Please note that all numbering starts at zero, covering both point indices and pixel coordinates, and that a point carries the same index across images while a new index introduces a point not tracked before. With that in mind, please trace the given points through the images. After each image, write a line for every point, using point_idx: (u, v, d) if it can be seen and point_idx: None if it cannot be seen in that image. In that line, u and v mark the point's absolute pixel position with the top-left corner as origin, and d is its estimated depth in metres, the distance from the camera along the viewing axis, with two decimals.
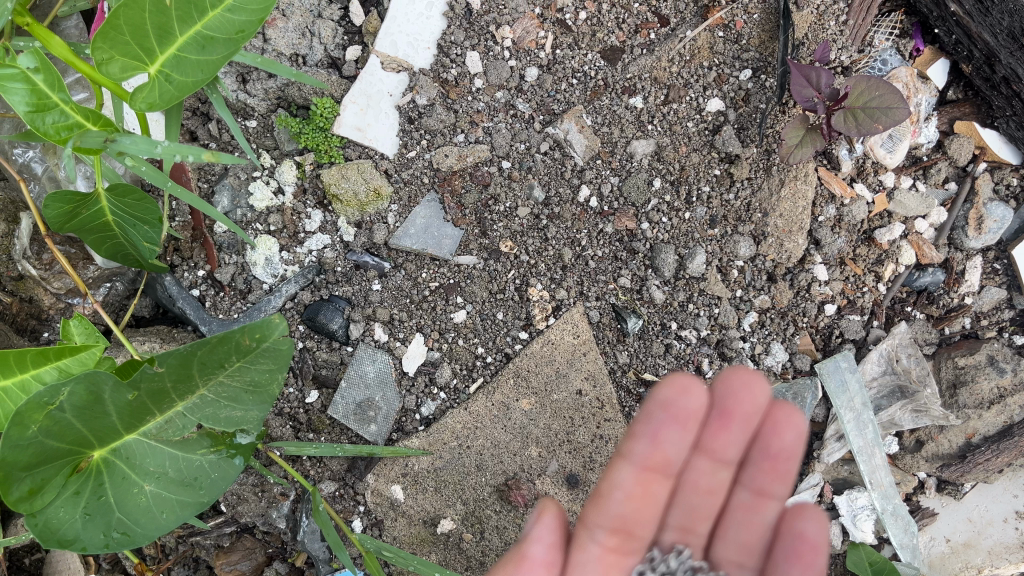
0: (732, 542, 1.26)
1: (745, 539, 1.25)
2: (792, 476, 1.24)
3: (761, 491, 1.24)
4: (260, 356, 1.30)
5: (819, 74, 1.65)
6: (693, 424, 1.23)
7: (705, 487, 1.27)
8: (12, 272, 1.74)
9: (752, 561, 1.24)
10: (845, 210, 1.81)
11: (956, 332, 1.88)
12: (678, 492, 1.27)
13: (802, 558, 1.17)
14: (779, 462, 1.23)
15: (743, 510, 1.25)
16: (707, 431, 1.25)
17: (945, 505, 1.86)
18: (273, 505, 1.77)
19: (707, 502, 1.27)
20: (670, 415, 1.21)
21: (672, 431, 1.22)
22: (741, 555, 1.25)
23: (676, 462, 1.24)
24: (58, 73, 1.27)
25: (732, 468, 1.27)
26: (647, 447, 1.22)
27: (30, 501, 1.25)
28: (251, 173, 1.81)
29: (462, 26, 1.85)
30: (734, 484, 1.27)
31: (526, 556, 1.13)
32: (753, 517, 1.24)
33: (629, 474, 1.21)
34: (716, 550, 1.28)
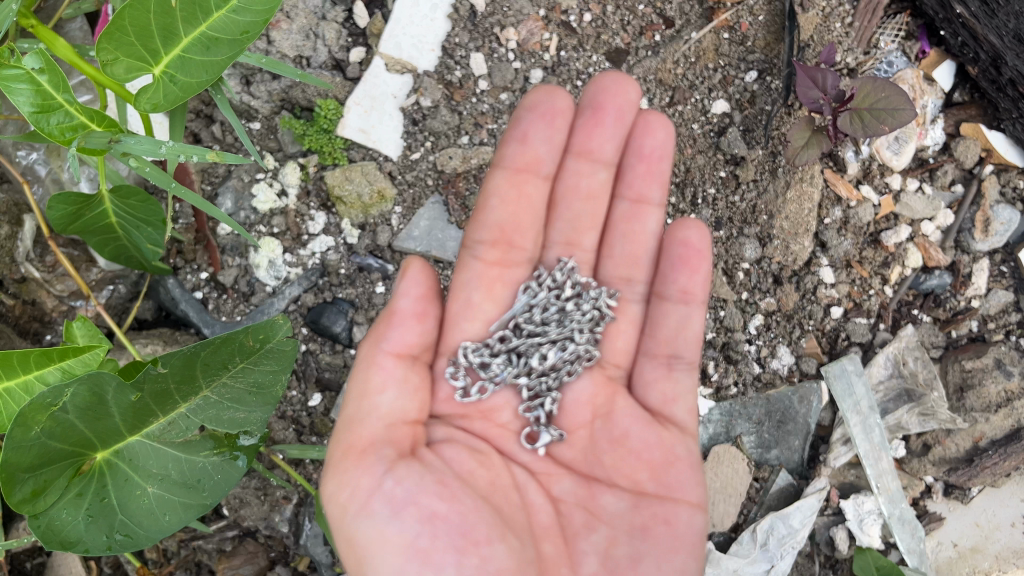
0: (619, 257, 1.47)
1: (632, 251, 1.46)
2: (666, 180, 1.47)
3: (639, 199, 1.46)
4: (265, 356, 1.36)
5: (824, 75, 1.64)
6: (564, 118, 1.43)
7: (587, 193, 1.46)
8: (15, 275, 1.73)
9: (641, 274, 1.45)
10: (852, 212, 1.81)
11: (963, 335, 1.86)
12: (563, 193, 1.46)
13: (688, 262, 1.38)
14: (652, 160, 1.45)
15: (625, 220, 1.46)
16: (583, 129, 1.45)
17: (952, 510, 1.82)
18: (276, 509, 1.75)
19: (589, 207, 1.47)
20: (537, 114, 1.41)
21: (540, 129, 1.41)
22: (630, 267, 1.46)
23: (548, 164, 1.42)
24: (62, 74, 1.24)
25: (610, 168, 1.47)
26: (517, 149, 1.40)
27: (33, 503, 1.25)
28: (254, 176, 1.80)
29: (466, 28, 1.85)
30: (614, 198, 1.47)
31: (395, 309, 1.21)
32: (630, 219, 1.46)
33: (503, 176, 1.39)
34: (604, 268, 1.48)
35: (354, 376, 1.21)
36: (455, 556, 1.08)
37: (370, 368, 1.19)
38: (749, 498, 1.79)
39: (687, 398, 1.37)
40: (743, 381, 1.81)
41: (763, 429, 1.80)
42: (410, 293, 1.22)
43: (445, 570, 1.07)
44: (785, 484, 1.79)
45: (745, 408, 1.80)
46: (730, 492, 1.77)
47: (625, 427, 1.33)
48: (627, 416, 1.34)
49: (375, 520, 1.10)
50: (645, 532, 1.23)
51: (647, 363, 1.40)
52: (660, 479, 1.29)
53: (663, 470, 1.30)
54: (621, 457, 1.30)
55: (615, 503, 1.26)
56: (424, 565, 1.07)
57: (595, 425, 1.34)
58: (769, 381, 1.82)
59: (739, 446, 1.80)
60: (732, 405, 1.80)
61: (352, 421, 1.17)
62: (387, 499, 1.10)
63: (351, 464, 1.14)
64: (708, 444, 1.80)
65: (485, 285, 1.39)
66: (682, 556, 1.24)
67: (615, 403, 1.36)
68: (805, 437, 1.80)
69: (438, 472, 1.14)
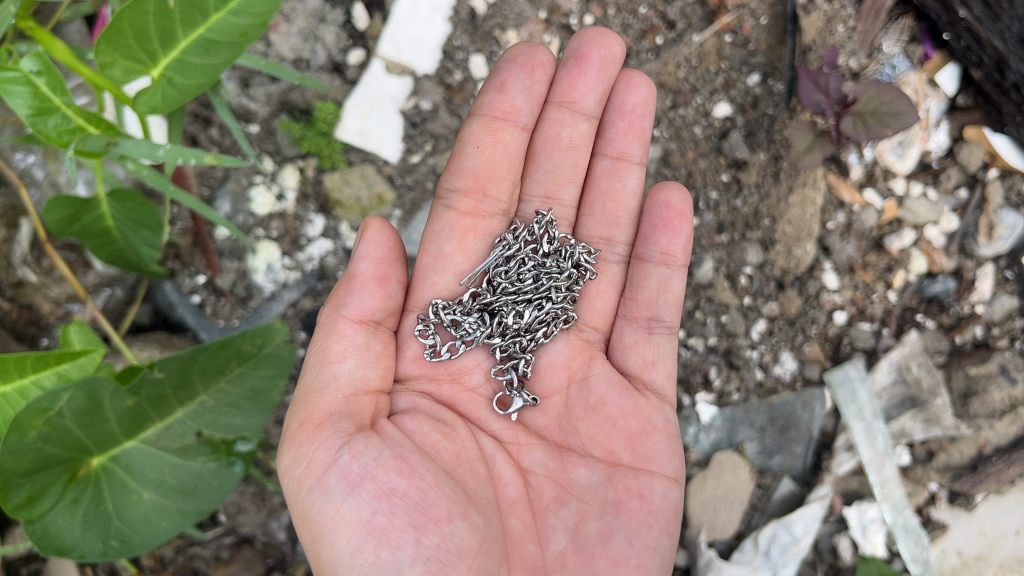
0: (601, 216, 1.54)
1: (613, 211, 1.54)
2: (645, 137, 1.55)
3: (621, 157, 1.54)
4: (262, 361, 1.37)
5: (827, 79, 1.63)
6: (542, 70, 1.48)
7: (569, 143, 1.52)
8: (11, 278, 1.71)
9: (621, 234, 1.53)
10: (855, 216, 1.80)
11: (967, 341, 1.82)
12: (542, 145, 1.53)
13: (670, 223, 1.45)
14: (634, 118, 1.53)
15: (607, 177, 1.54)
16: (566, 80, 1.50)
17: (957, 517, 1.79)
18: (273, 515, 1.75)
19: (569, 160, 1.53)
20: (518, 64, 1.45)
21: (518, 79, 1.45)
22: (611, 228, 1.54)
23: (526, 115, 1.47)
24: (60, 77, 1.22)
25: (592, 121, 1.53)
26: (495, 97, 1.45)
27: (28, 508, 1.22)
28: (251, 178, 1.78)
29: (467, 31, 1.83)
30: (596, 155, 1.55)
31: (355, 273, 1.21)
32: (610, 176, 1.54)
33: (481, 123, 1.43)
34: (586, 226, 1.55)
35: (314, 347, 1.21)
36: (415, 532, 1.06)
37: (330, 338, 1.19)
38: (751, 506, 1.77)
39: (664, 362, 1.43)
40: (745, 388, 1.81)
41: (766, 435, 1.78)
42: (369, 259, 1.22)
43: (404, 548, 1.06)
44: (788, 492, 1.76)
45: (748, 414, 1.80)
46: (732, 499, 1.75)
47: (600, 392, 1.36)
48: (603, 381, 1.37)
49: (332, 497, 1.08)
50: (616, 506, 1.24)
51: (626, 328, 1.46)
52: (635, 447, 1.31)
53: (638, 440, 1.31)
54: (595, 424, 1.33)
55: (588, 474, 1.28)
56: (383, 543, 1.06)
57: (570, 391, 1.38)
58: (771, 387, 1.81)
59: (742, 451, 1.78)
60: (733, 412, 1.80)
61: (312, 391, 1.16)
62: (343, 475, 1.08)
63: (309, 439, 1.12)
64: (710, 451, 1.79)
65: (459, 234, 1.43)
66: (656, 530, 1.24)
67: (591, 369, 1.40)
68: (808, 443, 1.78)
69: (399, 446, 1.13)
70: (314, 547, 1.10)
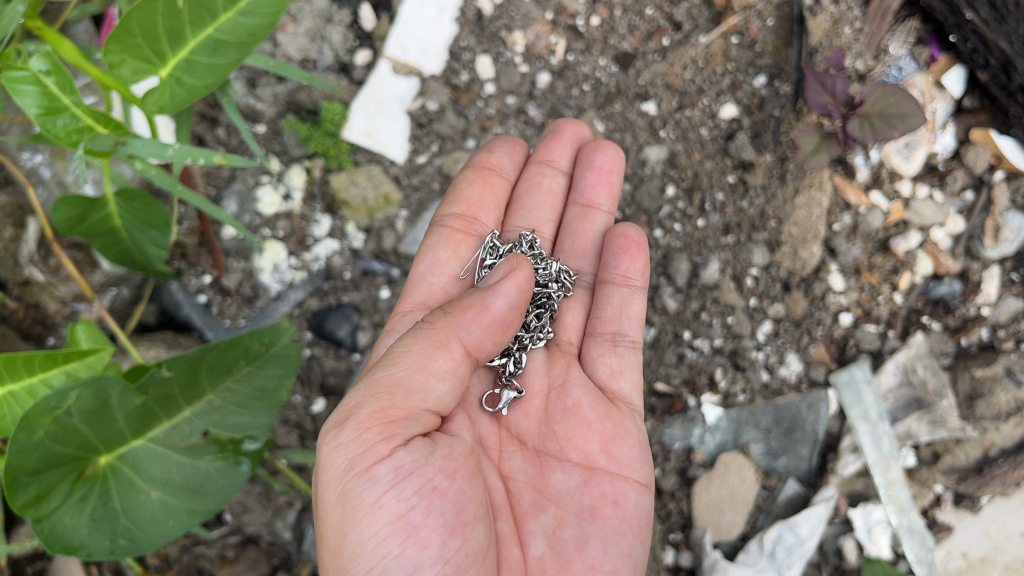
0: (571, 251, 1.62)
1: (581, 247, 1.61)
2: (615, 192, 1.63)
3: (590, 204, 1.62)
4: (269, 360, 1.38)
5: (834, 81, 1.62)
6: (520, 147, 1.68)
7: (549, 189, 1.65)
8: (18, 277, 1.71)
9: (588, 266, 1.59)
10: (861, 218, 1.80)
11: (972, 343, 1.81)
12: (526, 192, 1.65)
13: (628, 251, 1.50)
14: (603, 174, 1.63)
15: (578, 221, 1.63)
16: (545, 145, 1.67)
17: (962, 519, 1.79)
18: (279, 515, 1.75)
19: (546, 206, 1.65)
20: (503, 137, 1.67)
21: (501, 144, 1.65)
22: (579, 261, 1.60)
23: (509, 171, 1.64)
24: (69, 76, 1.22)
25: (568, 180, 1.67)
26: (482, 154, 1.64)
27: (36, 507, 1.22)
28: (258, 178, 1.78)
29: (473, 32, 1.84)
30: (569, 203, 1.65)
31: (488, 309, 1.22)
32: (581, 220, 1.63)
33: (471, 172, 1.60)
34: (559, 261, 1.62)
35: (409, 347, 1.16)
36: (444, 534, 1.05)
37: (438, 352, 1.16)
38: (757, 507, 1.76)
39: (631, 372, 1.45)
40: (750, 389, 1.81)
41: (771, 436, 1.78)
42: (509, 294, 1.24)
43: (429, 547, 1.03)
44: (793, 493, 1.76)
45: (753, 415, 1.80)
46: (738, 501, 1.75)
47: (576, 396, 1.38)
48: (579, 385, 1.39)
49: (377, 485, 1.04)
50: (592, 512, 1.24)
51: (595, 341, 1.49)
52: (610, 452, 1.31)
53: (613, 445, 1.32)
54: (572, 427, 1.34)
55: (565, 480, 1.28)
56: (413, 541, 1.03)
57: (549, 396, 1.40)
58: (777, 389, 1.81)
59: (748, 453, 1.78)
60: (739, 413, 1.80)
61: (400, 386, 1.12)
62: (394, 466, 1.05)
63: (366, 426, 1.07)
64: (716, 452, 1.80)
65: (452, 244, 1.53)
66: (630, 536, 1.25)
67: (569, 374, 1.42)
68: (813, 445, 1.78)
69: (445, 450, 1.13)
70: (338, 530, 1.05)
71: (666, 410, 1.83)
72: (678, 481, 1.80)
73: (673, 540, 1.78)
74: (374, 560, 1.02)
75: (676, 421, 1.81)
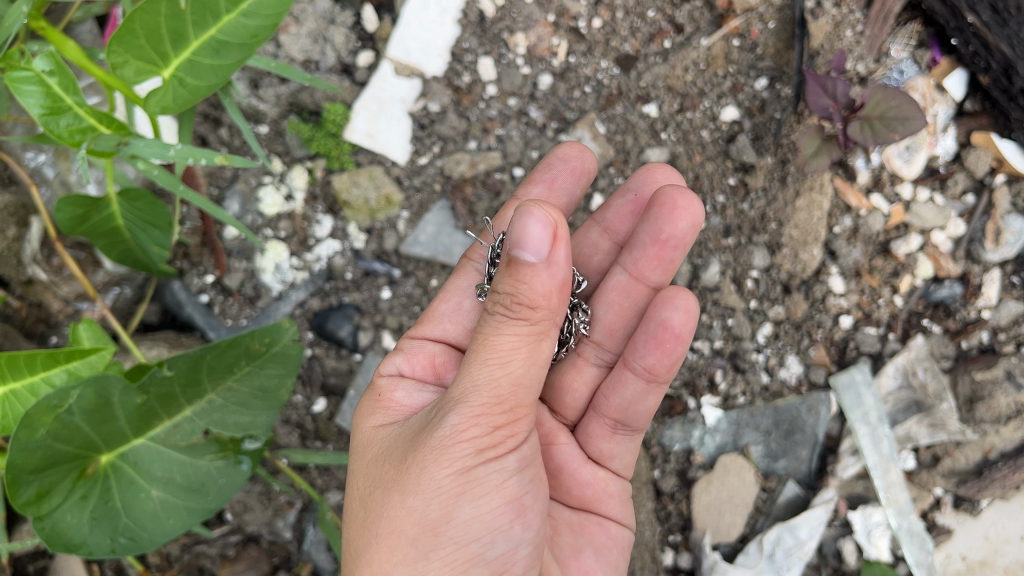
0: (603, 325, 1.48)
1: (611, 322, 1.47)
2: (672, 267, 1.42)
3: (639, 278, 1.44)
4: (270, 360, 1.38)
5: (835, 83, 1.63)
6: (585, 179, 1.55)
7: (593, 266, 1.54)
8: (21, 277, 1.72)
9: (615, 346, 1.48)
10: (862, 221, 1.80)
11: (973, 346, 1.82)
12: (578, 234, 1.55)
13: (661, 344, 1.38)
14: (665, 248, 1.39)
15: (619, 292, 1.46)
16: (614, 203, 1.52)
17: (962, 523, 1.79)
18: (279, 514, 1.75)
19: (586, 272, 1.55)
20: (568, 168, 1.52)
21: (566, 181, 1.53)
22: (604, 337, 1.49)
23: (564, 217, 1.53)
24: (72, 77, 1.23)
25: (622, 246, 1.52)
26: (542, 191, 1.52)
27: (37, 505, 1.23)
28: (261, 179, 1.79)
29: (475, 33, 1.84)
30: (616, 266, 1.46)
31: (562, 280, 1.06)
32: (621, 293, 1.46)
33: (523, 211, 1.51)
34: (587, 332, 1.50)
35: (504, 332, 1.07)
36: (539, 521, 1.17)
37: (543, 341, 1.11)
38: (756, 509, 1.77)
39: (622, 457, 1.50)
40: (750, 391, 1.81)
41: (770, 438, 1.79)
42: (568, 258, 1.04)
43: (530, 529, 1.15)
44: (793, 495, 1.76)
45: (753, 417, 1.80)
46: (737, 503, 1.76)
47: (563, 458, 1.45)
48: (567, 449, 1.45)
49: (506, 470, 1.11)
50: (583, 529, 1.43)
51: (594, 421, 1.48)
52: (593, 503, 1.46)
53: (596, 501, 1.47)
54: (557, 483, 1.45)
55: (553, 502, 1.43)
56: (519, 522, 1.13)
57: (534, 454, 1.45)
58: (777, 391, 1.82)
59: (747, 455, 1.79)
60: (739, 415, 1.81)
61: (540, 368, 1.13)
62: (519, 455, 1.13)
63: (487, 416, 1.08)
64: (715, 454, 1.80)
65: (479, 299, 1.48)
66: (614, 552, 1.45)
67: (558, 436, 1.46)
68: (813, 447, 1.78)
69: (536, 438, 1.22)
70: (446, 505, 1.08)
71: (666, 412, 1.83)
72: (678, 483, 1.81)
73: (671, 542, 1.80)
74: (484, 534, 1.10)
75: (676, 423, 1.81)
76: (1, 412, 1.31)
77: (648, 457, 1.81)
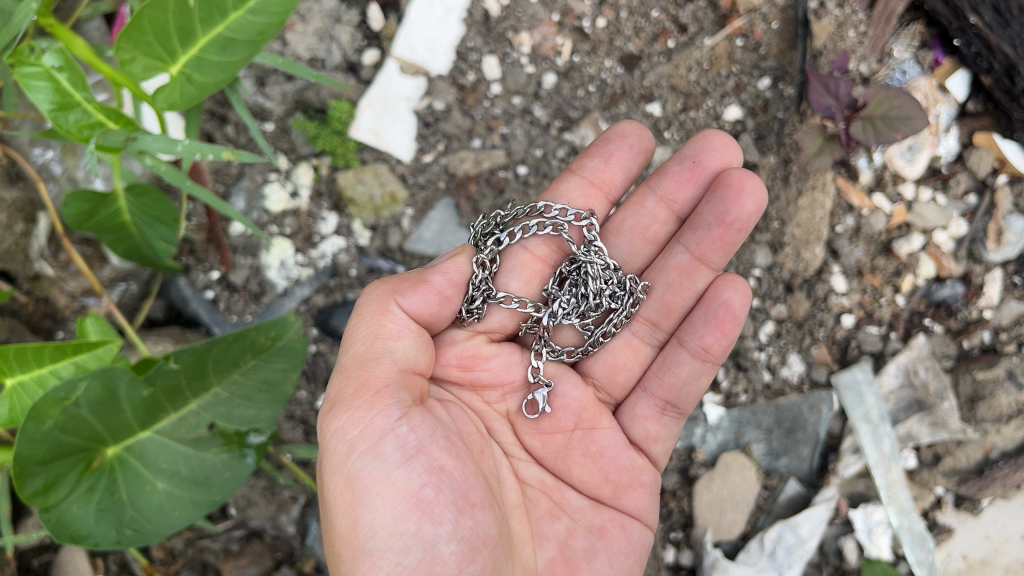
0: (658, 301, 1.52)
1: (670, 301, 1.51)
2: (733, 249, 1.48)
3: (700, 259, 1.49)
4: (276, 353, 1.38)
5: (837, 83, 1.64)
6: (643, 156, 1.57)
7: (652, 237, 1.55)
8: (28, 272, 1.73)
9: (668, 324, 1.53)
10: (864, 220, 1.81)
11: (975, 345, 1.82)
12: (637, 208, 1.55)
13: (722, 323, 1.45)
14: (729, 230, 1.45)
15: (678, 271, 1.50)
16: (673, 177, 1.51)
17: (963, 521, 1.80)
18: (283, 509, 1.77)
19: (644, 248, 1.56)
20: (627, 142, 1.55)
21: (623, 156, 1.55)
22: (660, 315, 1.52)
23: (618, 191, 1.57)
24: (81, 72, 1.25)
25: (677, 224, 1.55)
26: (599, 165, 1.54)
27: (44, 496, 1.24)
28: (266, 175, 1.81)
29: (480, 32, 1.85)
30: (677, 245, 1.51)
31: (426, 279, 1.26)
32: (686, 271, 1.50)
33: (579, 185, 1.53)
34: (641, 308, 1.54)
35: (362, 321, 1.23)
36: (455, 512, 1.12)
37: (384, 316, 1.22)
38: (758, 507, 1.78)
39: (665, 441, 1.51)
40: (752, 389, 1.82)
41: (772, 436, 1.80)
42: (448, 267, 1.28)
43: (444, 524, 1.10)
44: (794, 493, 1.77)
45: (755, 415, 1.81)
46: (738, 500, 1.77)
47: (602, 445, 1.42)
48: (607, 435, 1.43)
49: (385, 463, 1.11)
50: (602, 531, 1.37)
51: (643, 401, 1.50)
52: (619, 497, 1.41)
53: (624, 493, 1.41)
54: (588, 472, 1.40)
55: (577, 498, 1.39)
56: (422, 514, 1.09)
57: (574, 434, 1.41)
58: (778, 390, 1.83)
59: (749, 452, 1.80)
60: (741, 413, 1.82)
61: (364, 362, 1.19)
62: (400, 445, 1.12)
63: (354, 404, 1.15)
64: (717, 451, 1.81)
65: (528, 275, 1.49)
66: (632, 559, 1.39)
67: (599, 422, 1.44)
68: (814, 445, 1.80)
69: (443, 428, 1.20)
70: (349, 513, 1.10)
71: None
72: (680, 480, 1.81)
73: (673, 539, 1.80)
74: (393, 540, 1.08)
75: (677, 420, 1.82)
76: (9, 404, 1.33)
77: None
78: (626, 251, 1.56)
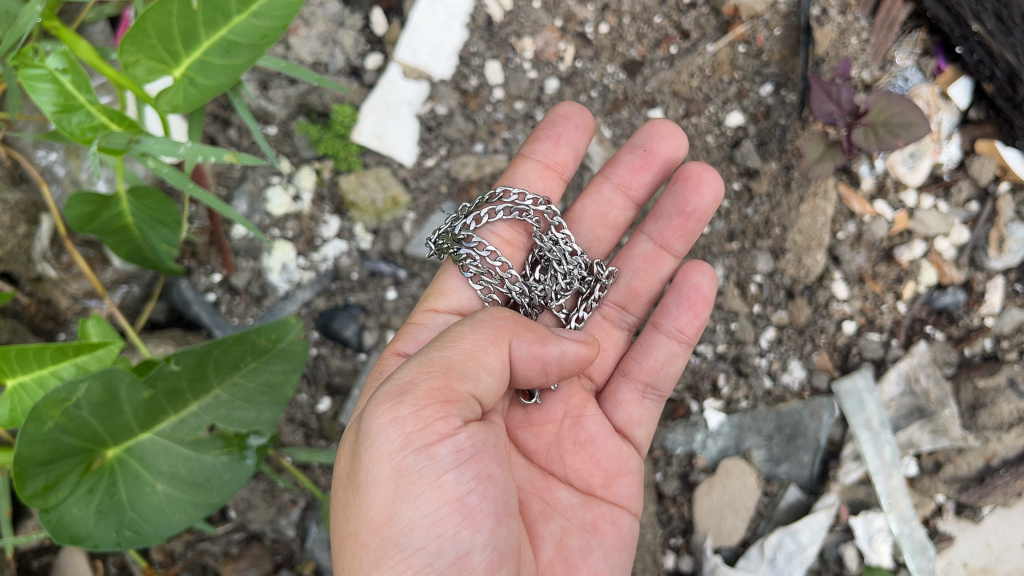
0: (624, 286, 1.60)
1: (637, 286, 1.60)
2: (692, 238, 1.58)
3: (662, 246, 1.59)
4: (276, 356, 1.39)
5: (839, 90, 1.64)
6: (587, 136, 1.61)
7: (613, 223, 1.62)
8: (31, 274, 1.74)
9: (636, 307, 1.60)
10: (865, 227, 1.81)
11: (976, 353, 1.82)
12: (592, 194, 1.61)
13: (694, 305, 1.52)
14: (689, 220, 1.55)
15: (643, 258, 1.60)
16: (627, 166, 1.59)
17: (964, 529, 1.79)
18: (282, 512, 1.77)
19: (609, 235, 1.62)
20: (572, 123, 1.58)
21: (572, 135, 1.58)
22: (629, 299, 1.60)
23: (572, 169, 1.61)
24: (85, 75, 1.25)
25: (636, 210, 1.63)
26: (549, 148, 1.58)
27: (43, 497, 1.24)
28: (269, 179, 1.81)
29: (483, 37, 1.86)
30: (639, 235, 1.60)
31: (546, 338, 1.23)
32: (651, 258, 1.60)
33: (535, 169, 1.57)
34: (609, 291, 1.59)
35: (469, 333, 1.17)
36: (494, 522, 1.09)
37: (494, 346, 1.18)
38: (758, 513, 1.77)
39: (647, 423, 1.52)
40: (753, 395, 1.83)
41: (773, 443, 1.79)
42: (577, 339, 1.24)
43: (481, 532, 1.07)
44: (794, 499, 1.77)
45: (756, 421, 1.81)
46: (739, 507, 1.76)
47: (591, 431, 1.43)
48: (596, 421, 1.44)
49: (438, 464, 1.06)
50: (594, 527, 1.35)
51: (624, 386, 1.53)
52: (610, 487, 1.40)
53: (613, 480, 1.41)
54: (580, 460, 1.40)
55: (569, 496, 1.36)
56: (462, 523, 1.06)
57: (564, 423, 1.42)
58: (779, 396, 1.82)
59: (749, 459, 1.80)
60: (741, 419, 1.81)
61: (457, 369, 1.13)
62: (455, 448, 1.08)
63: (427, 407, 1.09)
64: (717, 458, 1.81)
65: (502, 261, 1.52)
66: (623, 553, 1.37)
67: (586, 408, 1.45)
68: (815, 452, 1.78)
69: (495, 437, 1.16)
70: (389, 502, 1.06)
71: (669, 415, 1.84)
72: (680, 486, 1.81)
73: (673, 545, 1.80)
74: (428, 539, 1.05)
75: (678, 426, 1.83)
76: (10, 405, 1.33)
77: (651, 459, 1.82)
78: (591, 236, 1.62)
